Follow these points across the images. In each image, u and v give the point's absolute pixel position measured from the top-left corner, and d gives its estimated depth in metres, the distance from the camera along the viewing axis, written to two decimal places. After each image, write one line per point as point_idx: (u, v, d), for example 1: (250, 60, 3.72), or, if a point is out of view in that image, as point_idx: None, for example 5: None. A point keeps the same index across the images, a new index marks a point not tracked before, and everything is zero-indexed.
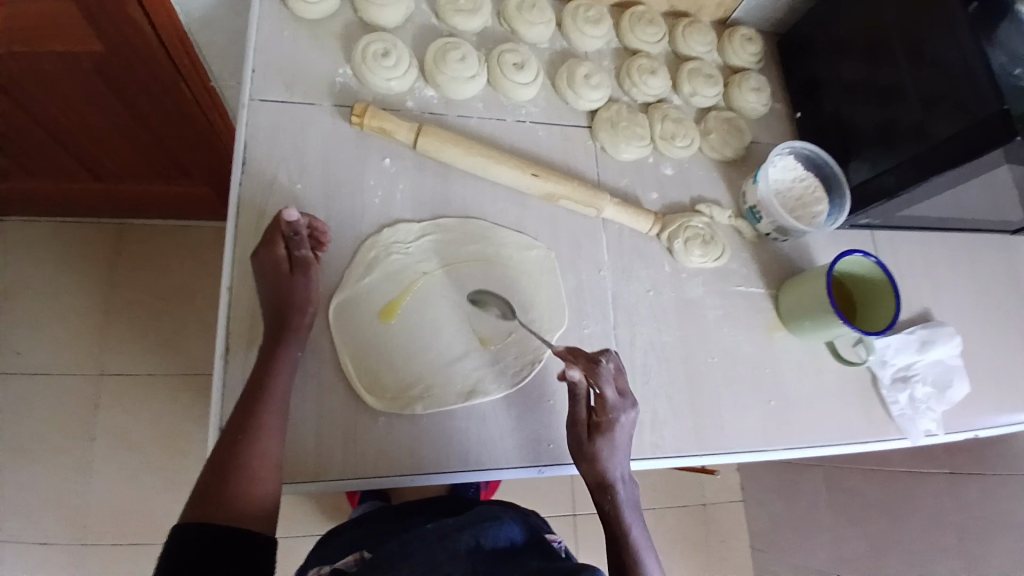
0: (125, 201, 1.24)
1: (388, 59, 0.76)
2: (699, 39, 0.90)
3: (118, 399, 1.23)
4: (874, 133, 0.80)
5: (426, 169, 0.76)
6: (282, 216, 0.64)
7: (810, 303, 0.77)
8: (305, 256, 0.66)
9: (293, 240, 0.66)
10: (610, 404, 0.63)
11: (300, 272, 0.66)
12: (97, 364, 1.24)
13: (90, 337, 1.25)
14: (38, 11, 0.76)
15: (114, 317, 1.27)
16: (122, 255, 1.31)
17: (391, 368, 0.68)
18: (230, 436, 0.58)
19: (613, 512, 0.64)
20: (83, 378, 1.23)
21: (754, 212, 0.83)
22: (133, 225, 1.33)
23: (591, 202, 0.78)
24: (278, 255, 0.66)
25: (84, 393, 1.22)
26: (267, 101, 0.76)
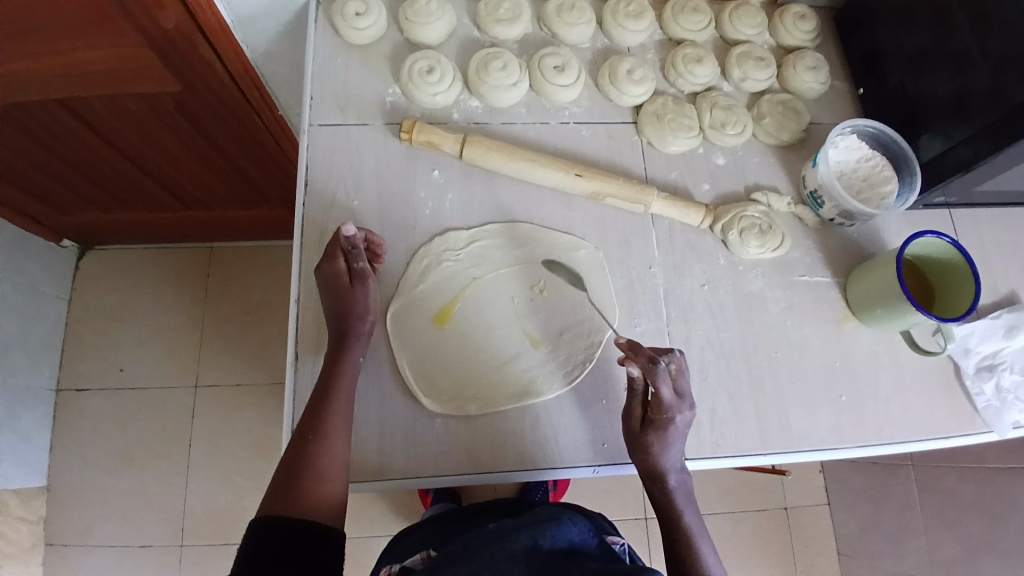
0: (211, 226, 1.35)
1: (432, 74, 0.79)
2: (748, 22, 0.87)
3: (210, 410, 1.34)
4: (946, 103, 0.75)
5: (472, 177, 0.78)
6: (342, 232, 0.69)
7: (882, 290, 0.73)
8: (363, 268, 0.69)
9: (351, 254, 0.69)
10: (666, 404, 0.63)
11: (359, 283, 0.69)
12: (193, 376, 1.35)
13: (184, 354, 1.37)
14: (126, 64, 0.83)
15: (206, 333, 1.38)
16: (210, 276, 1.42)
17: (446, 372, 0.71)
18: (301, 436, 0.63)
19: (664, 499, 0.65)
20: (181, 390, 1.34)
21: (815, 197, 0.79)
22: (218, 248, 1.44)
23: (638, 199, 0.77)
24: (338, 268, 0.69)
25: (182, 403, 1.34)
26: (324, 124, 0.81)
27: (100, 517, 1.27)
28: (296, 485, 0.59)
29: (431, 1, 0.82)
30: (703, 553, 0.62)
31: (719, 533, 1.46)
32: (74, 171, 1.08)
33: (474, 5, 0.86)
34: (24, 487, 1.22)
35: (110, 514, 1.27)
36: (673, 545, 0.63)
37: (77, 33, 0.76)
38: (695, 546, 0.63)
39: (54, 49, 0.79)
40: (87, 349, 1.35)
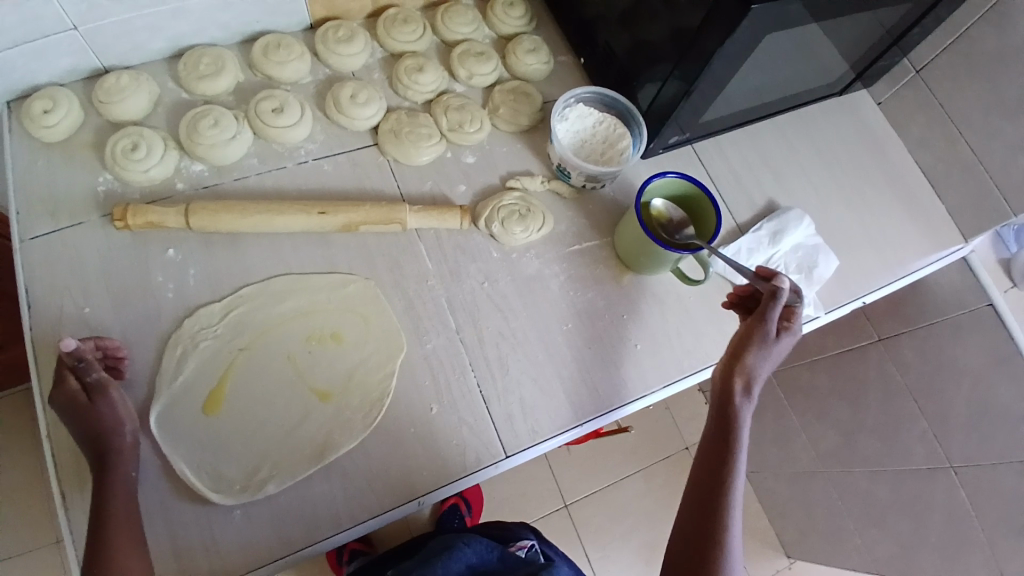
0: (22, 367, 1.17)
1: (137, 151, 0.73)
2: (460, 21, 0.88)
3: (59, 572, 1.14)
4: (648, 52, 0.80)
5: (215, 245, 0.73)
6: (60, 348, 0.59)
7: (638, 241, 0.76)
8: (99, 377, 0.62)
9: (80, 368, 0.62)
10: (797, 312, 0.67)
11: (100, 397, 0.62)
12: (56, 529, 1.16)
13: (36, 513, 1.17)
14: None
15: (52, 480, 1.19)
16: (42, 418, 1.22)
17: (232, 458, 0.65)
18: (88, 571, 0.56)
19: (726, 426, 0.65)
20: (47, 548, 1.15)
21: (562, 170, 0.81)
22: None
23: (390, 219, 0.75)
24: (71, 389, 0.62)
25: (53, 564, 1.14)
26: (39, 236, 0.72)
27: None
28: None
29: (121, 76, 0.76)
30: (733, 494, 0.64)
31: (636, 494, 1.49)
32: None
33: (175, 68, 0.81)
34: None
35: None
36: (708, 483, 0.64)
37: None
38: (731, 492, 0.64)
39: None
40: None
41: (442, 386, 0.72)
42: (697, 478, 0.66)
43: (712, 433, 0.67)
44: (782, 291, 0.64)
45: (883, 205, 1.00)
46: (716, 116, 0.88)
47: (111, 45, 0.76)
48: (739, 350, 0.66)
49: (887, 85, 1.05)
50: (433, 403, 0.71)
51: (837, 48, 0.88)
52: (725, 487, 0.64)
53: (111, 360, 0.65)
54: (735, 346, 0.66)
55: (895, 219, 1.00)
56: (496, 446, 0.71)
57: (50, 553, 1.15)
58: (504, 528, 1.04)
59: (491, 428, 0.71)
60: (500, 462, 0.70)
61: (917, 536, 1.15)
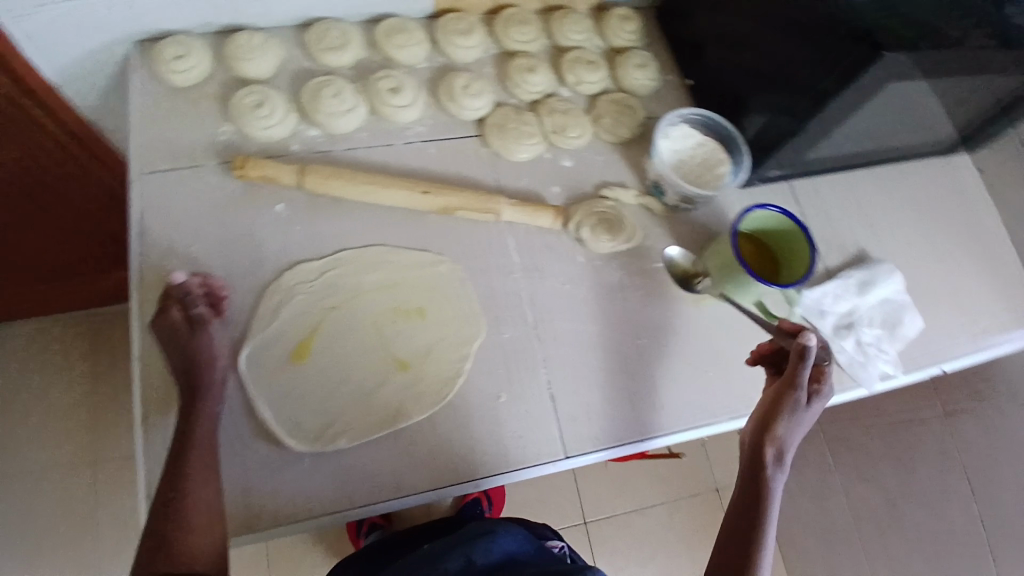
0: (89, 293, 1.26)
1: (262, 109, 0.77)
2: (574, 28, 0.90)
3: (87, 495, 1.21)
4: (762, 84, 0.81)
5: (319, 207, 0.76)
6: (172, 280, 0.67)
7: (727, 267, 0.77)
8: (202, 312, 0.66)
9: (186, 301, 0.66)
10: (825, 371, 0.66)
11: (200, 330, 0.66)
12: (92, 454, 1.24)
13: (77, 434, 1.25)
14: None
15: (99, 408, 1.27)
16: (97, 347, 1.30)
17: (308, 409, 0.68)
18: (163, 494, 0.57)
19: (757, 493, 0.61)
20: (80, 470, 1.23)
21: (657, 187, 0.82)
22: (103, 314, 1.33)
23: (486, 208, 0.78)
24: (173, 319, 0.65)
25: (82, 486, 1.22)
26: (157, 172, 0.76)
27: None
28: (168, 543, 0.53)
29: (253, 37, 0.81)
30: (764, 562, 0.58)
31: (657, 524, 1.47)
32: None
33: (301, 37, 0.84)
34: None
35: None
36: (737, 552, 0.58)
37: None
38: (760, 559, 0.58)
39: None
40: None
41: (514, 376, 0.73)
42: (722, 547, 0.60)
43: (738, 501, 0.62)
44: (811, 349, 0.62)
45: (973, 272, 0.98)
46: (816, 157, 0.88)
47: (249, 7, 0.80)
48: (769, 418, 0.63)
49: (993, 151, 1.03)
50: (501, 392, 0.73)
51: (950, 107, 0.87)
52: (755, 554, 0.58)
53: (213, 298, 0.69)
54: (765, 413, 0.63)
55: (983, 287, 0.98)
56: (558, 444, 0.72)
57: (83, 474, 1.22)
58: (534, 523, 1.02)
59: (555, 425, 0.72)
60: (559, 460, 0.71)
61: None
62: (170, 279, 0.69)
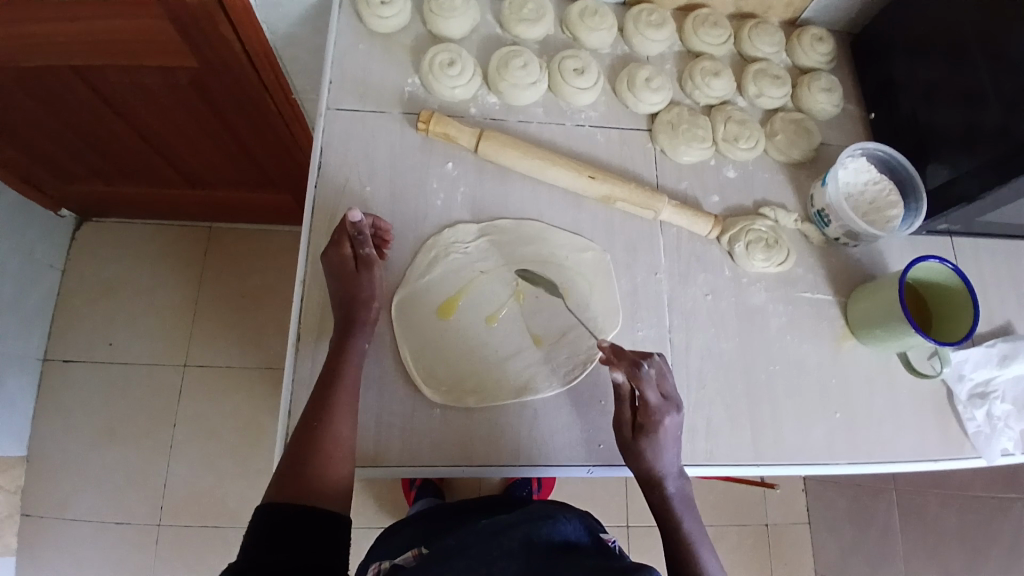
0: (217, 206, 1.35)
1: (453, 68, 0.79)
2: (766, 40, 0.88)
3: (172, 392, 1.33)
4: (955, 135, 0.77)
5: (486, 173, 0.79)
6: (347, 218, 0.68)
7: (883, 313, 0.74)
8: (370, 253, 0.69)
9: (358, 240, 0.69)
10: (653, 407, 0.63)
11: (365, 270, 0.69)
12: (185, 354, 1.36)
13: (176, 334, 1.37)
14: (130, 36, 0.82)
15: (201, 312, 1.39)
16: (210, 256, 1.42)
17: (447, 364, 0.71)
18: (307, 421, 0.62)
19: (663, 508, 0.64)
20: (172, 367, 1.35)
21: (821, 216, 0.80)
22: (220, 228, 1.44)
23: (648, 205, 0.77)
24: (344, 255, 0.69)
25: (170, 380, 1.34)
26: (343, 110, 0.79)
27: (79, 493, 1.27)
28: (303, 475, 0.58)
29: None
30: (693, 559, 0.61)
31: None
32: (83, 143, 1.10)
33: (497, 3, 0.86)
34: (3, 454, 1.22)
35: (82, 493, 1.27)
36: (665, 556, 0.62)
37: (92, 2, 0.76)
38: (688, 557, 0.61)
39: (49, 15, 0.80)
40: (72, 322, 1.35)
41: None
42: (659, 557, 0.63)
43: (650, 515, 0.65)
44: None
45: None
46: (994, 219, 0.83)
47: None
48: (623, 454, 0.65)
49: None
50: None
51: None
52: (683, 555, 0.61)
53: (379, 240, 0.73)
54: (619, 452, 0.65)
55: None
56: None
57: (173, 372, 1.34)
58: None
59: None
60: None
61: None
62: (346, 213, 0.69)
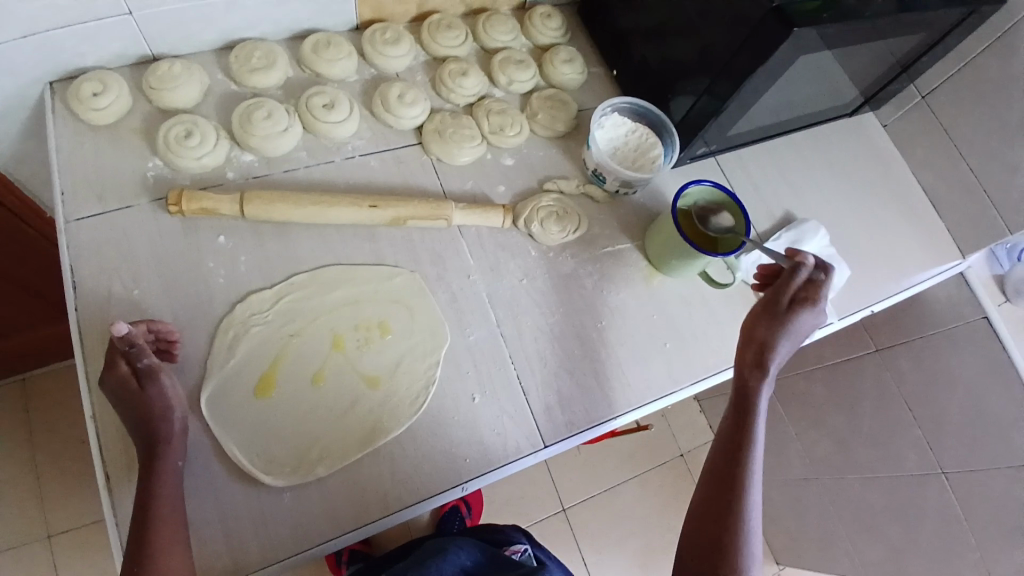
0: (15, 355, 1.16)
1: (191, 139, 0.74)
2: (500, 30, 0.92)
3: (49, 572, 1.13)
4: (683, 63, 0.86)
5: (265, 234, 0.75)
6: (112, 332, 0.60)
7: (671, 244, 0.80)
8: (149, 363, 0.62)
9: (131, 354, 0.62)
10: (823, 290, 0.70)
11: (150, 383, 0.62)
12: (48, 523, 1.16)
13: (24, 504, 1.16)
14: None
15: (51, 482, 1.19)
16: (35, 407, 1.23)
17: (283, 441, 0.67)
18: (128, 572, 0.55)
19: (748, 396, 0.69)
20: (37, 541, 1.15)
21: (598, 175, 0.85)
22: (37, 374, 1.25)
23: (437, 215, 0.77)
24: (122, 373, 0.62)
25: (39, 557, 1.14)
26: (87, 218, 0.71)
27: None
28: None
29: (174, 65, 0.77)
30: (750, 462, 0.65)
31: (634, 499, 1.50)
32: None
33: (225, 61, 0.82)
34: None
35: None
36: (724, 451, 0.67)
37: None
38: (748, 460, 0.65)
39: None
40: None
41: (486, 376, 0.74)
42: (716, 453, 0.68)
43: (732, 410, 0.70)
44: (803, 265, 0.70)
45: (890, 221, 1.07)
46: (740, 131, 0.93)
47: (165, 34, 0.77)
48: (753, 326, 0.71)
49: (892, 110, 1.12)
50: (475, 393, 0.73)
51: (850, 75, 0.95)
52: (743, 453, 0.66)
53: (163, 343, 0.66)
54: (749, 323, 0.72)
55: (899, 233, 1.06)
56: (538, 435, 0.73)
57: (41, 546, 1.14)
58: (497, 534, 0.97)
59: (532, 417, 0.73)
60: (540, 450, 0.72)
61: (907, 543, 1.21)
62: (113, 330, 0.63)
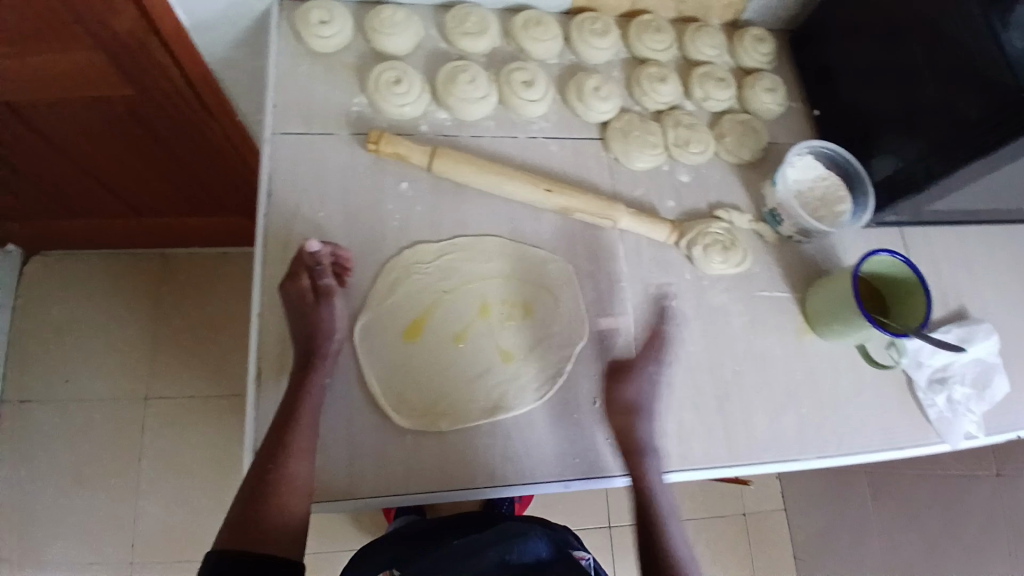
0: (170, 232, 1.30)
1: (400, 86, 0.77)
2: (708, 43, 0.89)
3: (132, 428, 1.28)
4: (896, 122, 0.79)
5: (441, 190, 0.78)
6: (305, 248, 0.70)
7: (838, 307, 0.77)
8: (328, 284, 0.69)
9: (316, 271, 0.69)
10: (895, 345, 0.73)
11: (324, 300, 0.68)
12: (147, 387, 1.31)
13: (131, 367, 1.31)
14: (57, 64, 0.78)
15: (160, 345, 1.34)
16: (167, 283, 1.37)
17: (417, 388, 0.70)
18: (262, 465, 0.60)
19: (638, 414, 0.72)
20: (134, 400, 1.30)
21: (774, 214, 0.83)
22: (174, 254, 1.39)
23: (606, 214, 0.77)
24: (302, 286, 0.69)
25: (134, 413, 1.29)
26: (291, 135, 0.77)
27: (43, 538, 1.20)
28: (257, 522, 0.56)
29: (396, 13, 0.81)
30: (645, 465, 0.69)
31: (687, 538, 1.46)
32: (22, 183, 1.06)
33: (440, 18, 0.85)
34: None
35: (48, 537, 1.21)
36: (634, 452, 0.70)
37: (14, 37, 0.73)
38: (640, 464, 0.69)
39: None
40: (23, 364, 1.28)
41: (613, 385, 0.74)
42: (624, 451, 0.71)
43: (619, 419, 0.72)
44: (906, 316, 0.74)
45: None
46: (939, 208, 0.86)
47: None
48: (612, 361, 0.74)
49: None
50: (598, 398, 0.73)
51: None
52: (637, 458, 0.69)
53: (339, 270, 0.72)
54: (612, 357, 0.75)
55: None
56: (648, 456, 0.73)
57: (135, 406, 1.29)
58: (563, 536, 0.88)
59: (647, 437, 0.73)
60: None
61: None
62: (304, 246, 0.71)
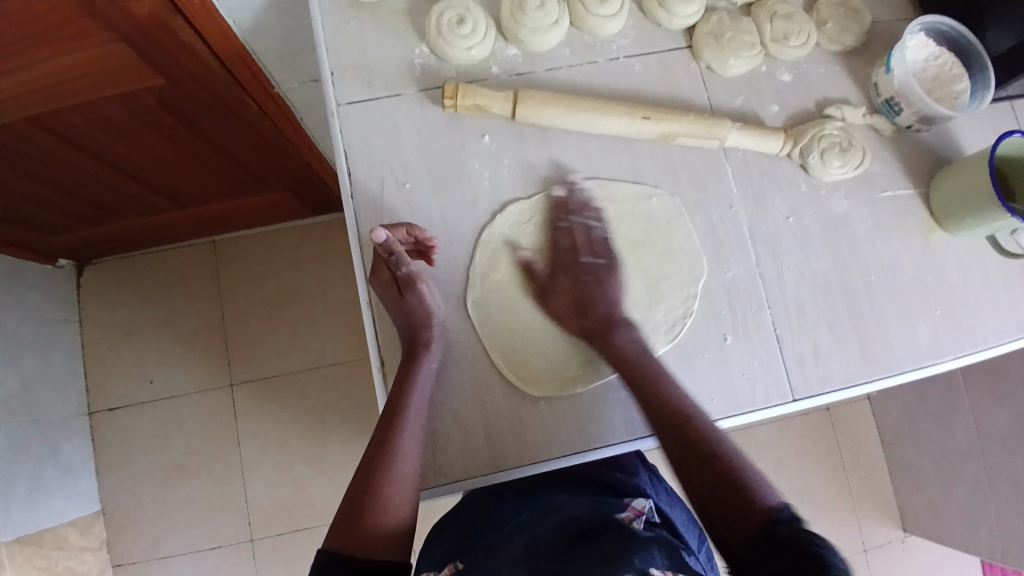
0: (214, 219, 1.25)
1: (464, 27, 0.69)
2: None
3: (228, 413, 1.28)
4: None
5: (526, 137, 0.71)
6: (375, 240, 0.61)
7: (971, 197, 0.71)
8: (411, 273, 0.64)
9: (392, 261, 0.63)
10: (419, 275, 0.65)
11: (411, 291, 0.64)
12: (228, 373, 1.29)
13: (212, 357, 1.30)
14: (81, 64, 0.70)
15: (230, 334, 1.31)
16: (221, 267, 1.33)
17: (540, 352, 0.67)
18: (368, 461, 0.60)
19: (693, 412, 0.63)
20: (218, 389, 1.29)
21: (891, 104, 0.75)
22: (222, 239, 1.34)
23: (711, 134, 0.71)
24: (387, 280, 0.65)
25: (222, 402, 1.28)
26: (357, 103, 0.70)
27: (163, 533, 1.24)
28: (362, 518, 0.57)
29: None
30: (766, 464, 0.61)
31: None
32: (60, 193, 1.00)
33: None
34: (78, 517, 1.18)
35: (167, 531, 1.24)
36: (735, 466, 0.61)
37: (31, 42, 0.65)
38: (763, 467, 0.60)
39: None
40: (102, 372, 1.28)
41: (740, 318, 0.70)
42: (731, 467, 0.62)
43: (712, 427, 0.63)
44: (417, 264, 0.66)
45: None
46: None
47: None
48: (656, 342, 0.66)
49: None
50: (728, 333, 0.70)
51: None
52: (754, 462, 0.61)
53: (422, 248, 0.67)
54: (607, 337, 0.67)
55: None
56: (785, 386, 0.69)
57: (221, 393, 1.29)
58: (625, 479, 0.72)
59: (782, 366, 0.70)
60: (787, 403, 0.69)
61: None
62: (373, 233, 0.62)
